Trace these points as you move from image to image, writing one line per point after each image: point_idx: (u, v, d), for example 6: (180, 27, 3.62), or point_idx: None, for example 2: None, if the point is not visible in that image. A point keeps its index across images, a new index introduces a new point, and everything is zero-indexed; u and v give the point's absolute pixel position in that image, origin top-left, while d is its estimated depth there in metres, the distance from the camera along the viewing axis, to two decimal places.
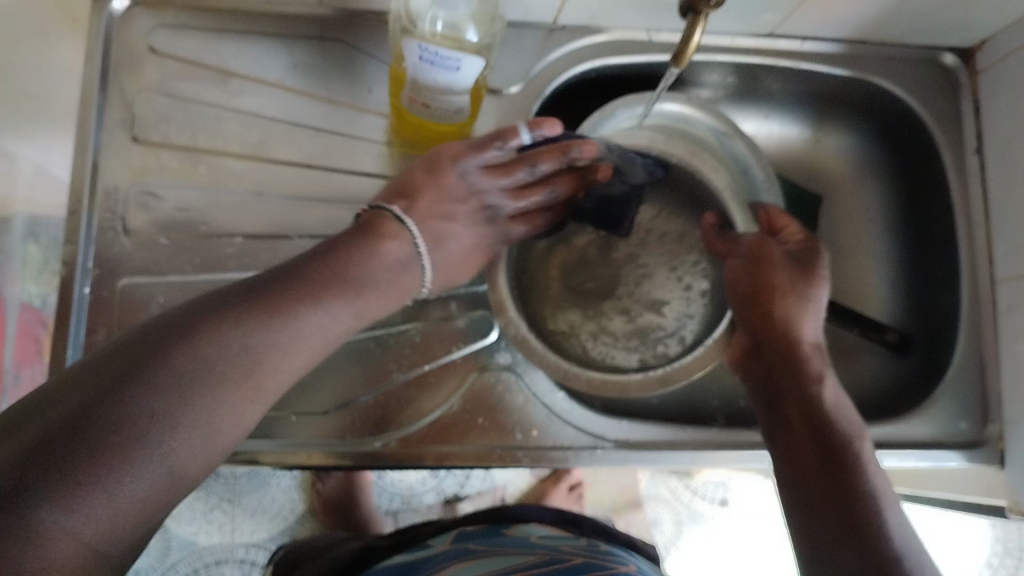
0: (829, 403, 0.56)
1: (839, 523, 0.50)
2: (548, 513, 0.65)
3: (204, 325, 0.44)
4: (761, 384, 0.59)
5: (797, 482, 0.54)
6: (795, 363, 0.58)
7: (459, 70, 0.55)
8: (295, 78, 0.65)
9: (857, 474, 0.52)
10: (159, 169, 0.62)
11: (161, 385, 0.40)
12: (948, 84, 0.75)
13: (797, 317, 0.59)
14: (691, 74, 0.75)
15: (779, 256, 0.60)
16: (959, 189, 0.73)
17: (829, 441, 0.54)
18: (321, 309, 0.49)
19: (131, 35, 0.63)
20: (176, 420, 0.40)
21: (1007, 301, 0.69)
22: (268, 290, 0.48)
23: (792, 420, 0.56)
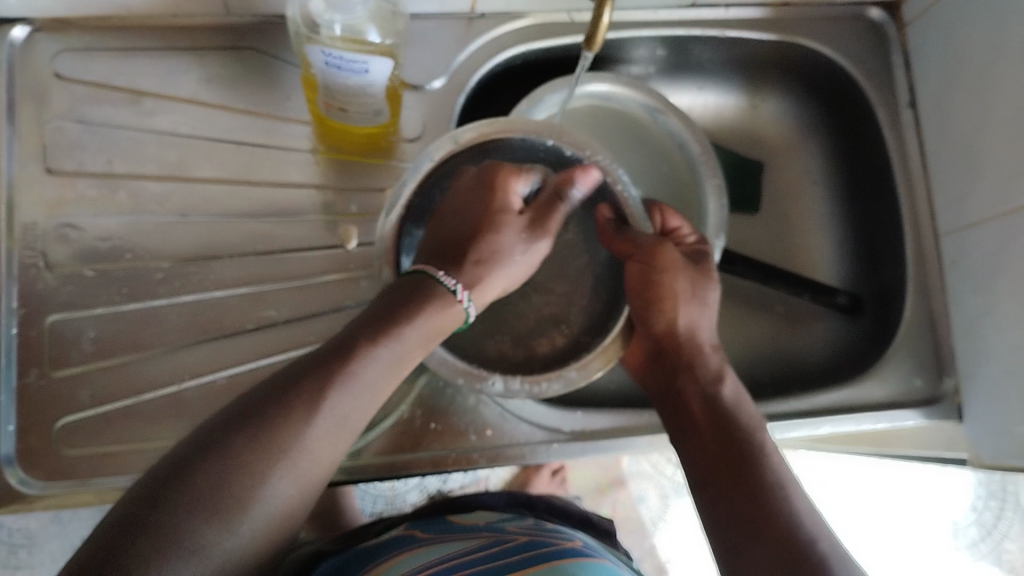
0: (728, 399, 0.56)
1: (746, 511, 0.48)
2: (500, 498, 0.68)
3: (263, 418, 0.44)
4: (665, 386, 0.59)
5: (705, 481, 0.52)
6: (694, 364, 0.58)
7: (368, 71, 0.54)
8: (213, 93, 0.63)
9: (757, 455, 0.51)
10: (78, 200, 0.60)
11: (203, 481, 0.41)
12: (877, 39, 0.74)
13: (697, 322, 0.59)
14: (620, 52, 0.74)
15: (678, 261, 0.59)
16: (896, 145, 0.73)
17: (730, 431, 0.53)
18: (391, 347, 0.49)
19: (35, 62, 0.61)
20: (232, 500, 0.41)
21: (950, 254, 0.69)
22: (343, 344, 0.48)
23: (697, 419, 0.55)
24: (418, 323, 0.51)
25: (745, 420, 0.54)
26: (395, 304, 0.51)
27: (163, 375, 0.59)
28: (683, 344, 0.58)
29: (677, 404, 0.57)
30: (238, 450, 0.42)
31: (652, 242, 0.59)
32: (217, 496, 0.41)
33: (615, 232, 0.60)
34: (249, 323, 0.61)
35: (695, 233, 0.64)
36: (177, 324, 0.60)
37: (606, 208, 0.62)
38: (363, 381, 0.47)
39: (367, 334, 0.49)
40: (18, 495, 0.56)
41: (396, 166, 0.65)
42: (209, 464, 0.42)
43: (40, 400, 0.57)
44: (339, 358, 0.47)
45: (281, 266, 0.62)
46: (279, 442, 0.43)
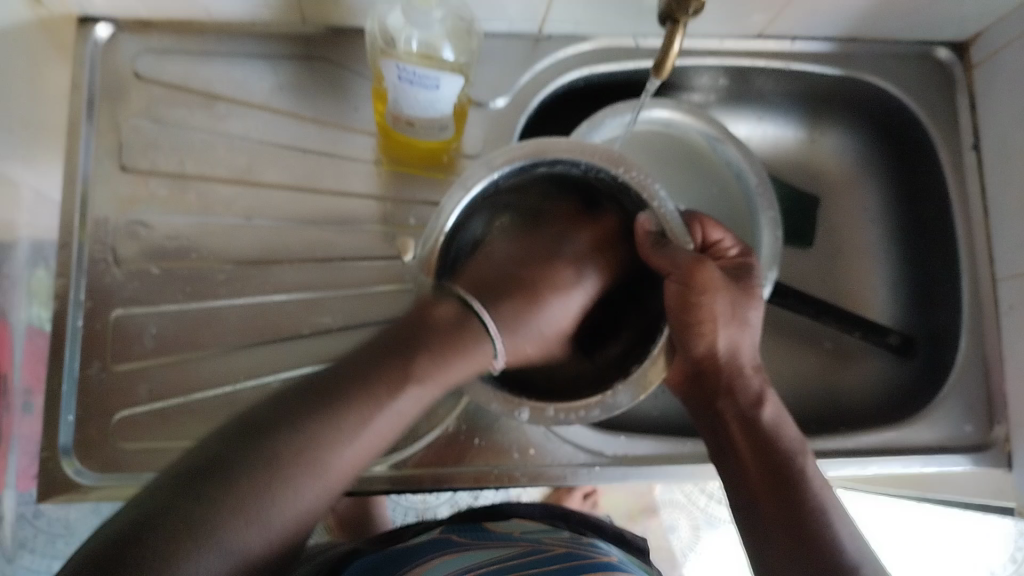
0: (771, 423, 0.55)
1: (789, 539, 0.51)
2: (536, 509, 0.68)
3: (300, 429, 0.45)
4: (704, 406, 0.57)
5: (748, 502, 0.54)
6: (735, 387, 0.56)
7: (439, 88, 0.55)
8: (283, 99, 0.65)
9: (804, 493, 0.52)
10: (149, 198, 0.62)
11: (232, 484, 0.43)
12: (943, 79, 0.74)
13: (738, 342, 0.56)
14: (681, 79, 0.74)
15: (720, 281, 0.55)
16: (957, 187, 0.72)
17: (774, 461, 0.53)
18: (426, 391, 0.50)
19: (116, 63, 0.63)
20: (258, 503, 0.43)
21: (1008, 300, 0.69)
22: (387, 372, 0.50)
23: (737, 441, 0.55)
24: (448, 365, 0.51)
25: (789, 451, 0.54)
26: (424, 361, 0.50)
27: (220, 374, 0.60)
28: (726, 369, 0.56)
29: (716, 425, 0.57)
30: (234, 488, 0.43)
31: (690, 259, 0.56)
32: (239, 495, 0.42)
33: (655, 249, 0.58)
34: (305, 328, 0.62)
35: (739, 246, 0.61)
36: (235, 326, 0.61)
37: (644, 221, 0.59)
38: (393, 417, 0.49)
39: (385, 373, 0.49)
40: (72, 485, 0.57)
41: (457, 181, 0.66)
42: (211, 491, 0.42)
43: (102, 391, 0.59)
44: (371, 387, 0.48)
45: (339, 273, 0.63)
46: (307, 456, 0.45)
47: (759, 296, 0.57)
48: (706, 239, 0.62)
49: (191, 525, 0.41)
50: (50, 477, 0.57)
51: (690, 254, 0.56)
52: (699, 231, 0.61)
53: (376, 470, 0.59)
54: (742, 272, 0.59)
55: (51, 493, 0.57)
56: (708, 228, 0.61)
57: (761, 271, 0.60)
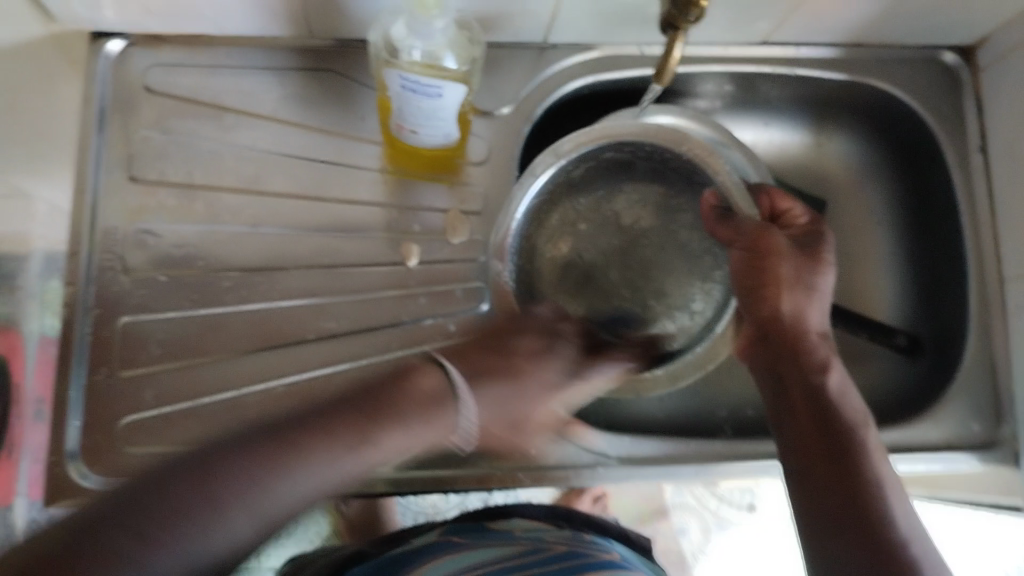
0: (834, 392, 0.56)
1: (843, 512, 0.52)
2: (540, 509, 0.68)
3: (258, 446, 0.42)
4: (767, 369, 0.58)
5: (802, 471, 0.54)
6: (802, 352, 0.57)
7: (442, 96, 0.55)
8: (290, 111, 0.66)
9: (862, 468, 0.53)
10: (158, 207, 0.63)
11: (175, 498, 0.39)
12: (949, 82, 0.73)
13: (804, 308, 0.57)
14: (686, 86, 0.75)
15: (785, 247, 0.58)
16: (965, 188, 0.72)
17: (836, 433, 0.54)
18: (410, 432, 0.45)
19: (127, 75, 0.64)
20: (207, 522, 0.39)
21: (1016, 301, 0.68)
22: (371, 405, 0.46)
23: (797, 408, 0.56)
24: (425, 429, 0.46)
25: (850, 422, 0.54)
26: (406, 407, 0.46)
27: (225, 380, 0.61)
28: (789, 332, 0.57)
29: (778, 391, 0.57)
30: (174, 501, 0.39)
31: (754, 228, 0.59)
32: (186, 510, 0.39)
33: (721, 222, 0.61)
34: (309, 333, 0.63)
35: (808, 214, 0.61)
36: (241, 332, 0.62)
37: (711, 196, 0.63)
38: (372, 453, 0.44)
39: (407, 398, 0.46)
40: (78, 488, 0.58)
41: (461, 188, 0.67)
42: (185, 488, 0.40)
43: (110, 397, 0.60)
44: (347, 424, 0.44)
45: (344, 279, 0.64)
46: (255, 479, 0.41)
47: (831, 263, 0.58)
48: (775, 210, 0.62)
49: (130, 542, 0.37)
50: (58, 481, 0.59)
51: (756, 222, 0.59)
52: (767, 203, 0.62)
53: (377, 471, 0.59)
54: (814, 241, 0.60)
55: (61, 496, 0.58)
56: (777, 200, 0.62)
57: (832, 239, 0.60)
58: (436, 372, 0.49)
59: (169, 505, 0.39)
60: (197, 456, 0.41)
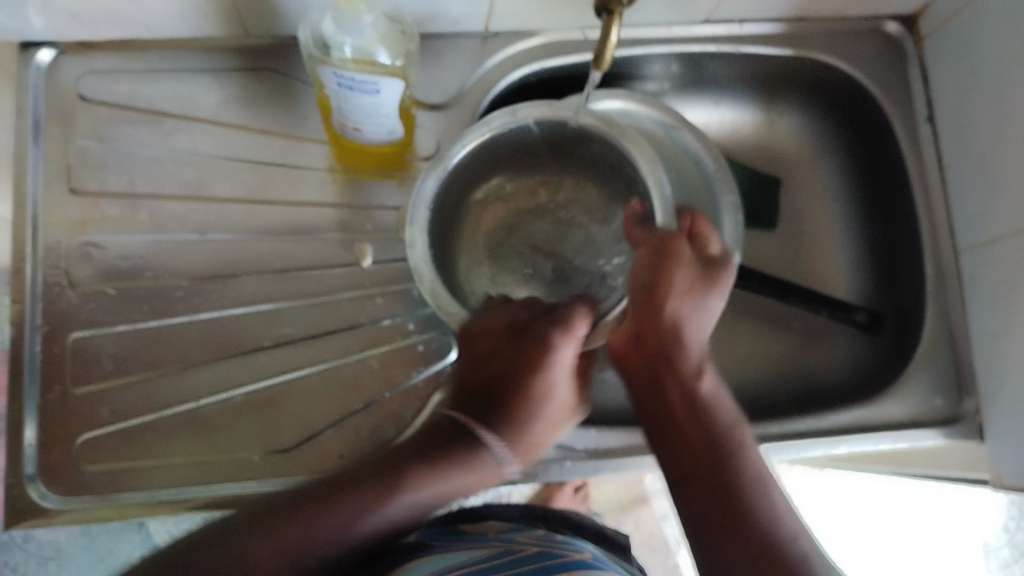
0: (708, 397, 0.54)
1: (725, 516, 0.49)
2: (515, 509, 0.68)
3: (250, 528, 0.49)
4: (631, 373, 0.56)
5: (682, 476, 0.52)
6: (674, 357, 0.55)
7: (379, 93, 0.55)
8: (232, 112, 0.64)
9: (740, 469, 0.51)
10: (101, 220, 0.62)
11: (208, 561, 0.47)
12: (894, 53, 0.74)
13: (687, 318, 0.56)
14: (634, 69, 0.74)
15: (682, 258, 0.57)
16: (914, 158, 0.72)
17: (713, 435, 0.52)
18: (399, 501, 0.53)
19: (60, 84, 0.62)
20: (243, 555, 0.48)
21: (970, 270, 0.69)
22: (310, 495, 0.51)
23: (676, 412, 0.53)
24: (444, 478, 0.55)
25: (724, 426, 0.53)
26: (406, 458, 0.54)
27: (182, 392, 0.60)
28: (673, 337, 0.55)
29: (653, 398, 0.55)
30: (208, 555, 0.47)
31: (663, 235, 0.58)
32: (212, 567, 0.47)
33: (637, 225, 0.60)
34: (266, 340, 0.61)
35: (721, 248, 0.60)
36: (195, 341, 0.61)
37: (638, 203, 0.61)
38: (354, 526, 0.52)
39: (347, 500, 0.52)
40: (39, 509, 0.57)
41: (411, 182, 0.66)
42: (196, 558, 0.47)
43: (63, 415, 0.58)
44: (300, 512, 0.50)
45: (298, 283, 0.63)
46: (275, 529, 0.49)
47: (726, 288, 0.57)
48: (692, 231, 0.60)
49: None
50: (18, 503, 0.57)
51: (666, 228, 0.58)
52: (689, 223, 0.60)
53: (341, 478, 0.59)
54: (711, 264, 0.59)
55: (19, 519, 0.57)
56: (696, 224, 0.60)
57: (737, 270, 0.59)
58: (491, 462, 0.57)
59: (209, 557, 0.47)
60: (212, 539, 0.49)
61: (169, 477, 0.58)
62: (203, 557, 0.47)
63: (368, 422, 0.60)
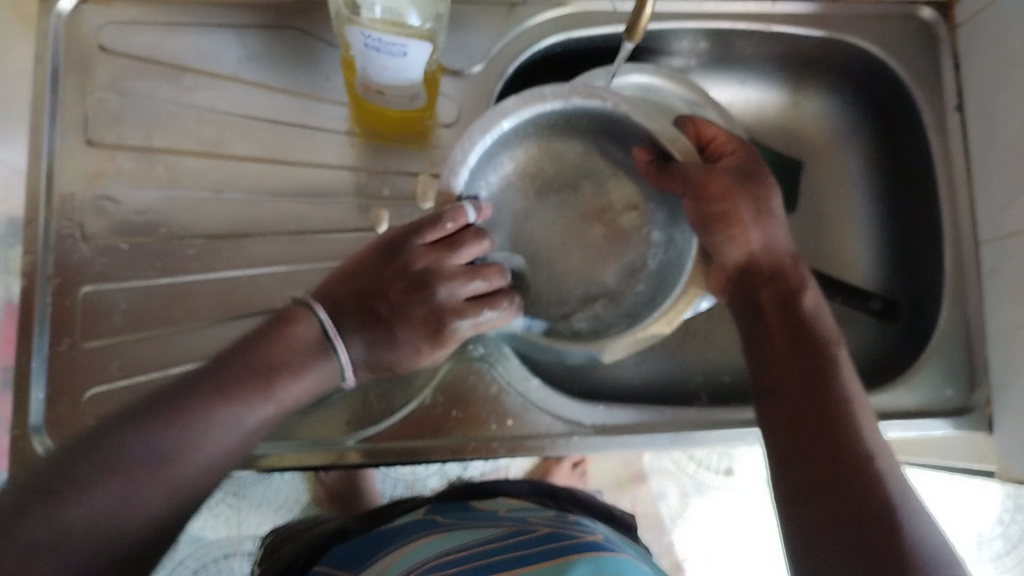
0: (811, 309, 0.56)
1: (813, 431, 0.50)
2: (523, 486, 0.69)
3: (124, 425, 0.44)
4: (741, 290, 0.58)
5: (769, 392, 0.53)
6: (775, 272, 0.58)
7: (406, 55, 0.54)
8: (252, 70, 0.63)
9: (833, 380, 0.52)
10: (116, 173, 0.61)
11: (75, 473, 0.42)
12: (927, 39, 0.72)
13: (768, 236, 0.59)
14: (661, 44, 0.73)
15: (735, 183, 0.59)
16: (941, 148, 0.71)
17: (808, 349, 0.53)
18: (228, 413, 0.47)
19: (80, 34, 0.62)
20: (100, 481, 0.42)
21: (990, 263, 0.68)
22: (176, 395, 0.46)
23: (772, 332, 0.55)
24: (276, 379, 0.50)
25: (822, 338, 0.54)
26: (286, 353, 0.50)
27: (193, 350, 0.59)
28: (763, 262, 0.58)
29: (754, 315, 0.57)
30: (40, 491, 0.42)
31: (702, 173, 0.59)
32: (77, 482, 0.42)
33: (660, 173, 0.60)
34: (278, 302, 0.61)
35: (733, 140, 0.62)
36: (208, 300, 0.60)
37: (641, 151, 0.62)
38: (243, 415, 0.48)
39: (205, 394, 0.47)
40: (41, 460, 0.57)
41: (431, 151, 0.65)
42: (63, 492, 0.42)
43: (73, 367, 0.58)
44: (161, 418, 0.45)
45: (311, 247, 0.62)
46: (82, 489, 0.42)
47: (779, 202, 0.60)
48: (701, 139, 0.63)
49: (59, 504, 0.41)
50: (22, 455, 0.57)
51: (702, 167, 0.59)
52: (693, 132, 0.63)
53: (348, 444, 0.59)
54: (754, 171, 0.61)
55: (25, 468, 0.57)
56: (700, 128, 0.63)
57: (774, 176, 0.62)
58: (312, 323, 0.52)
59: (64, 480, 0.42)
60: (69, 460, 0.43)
61: None
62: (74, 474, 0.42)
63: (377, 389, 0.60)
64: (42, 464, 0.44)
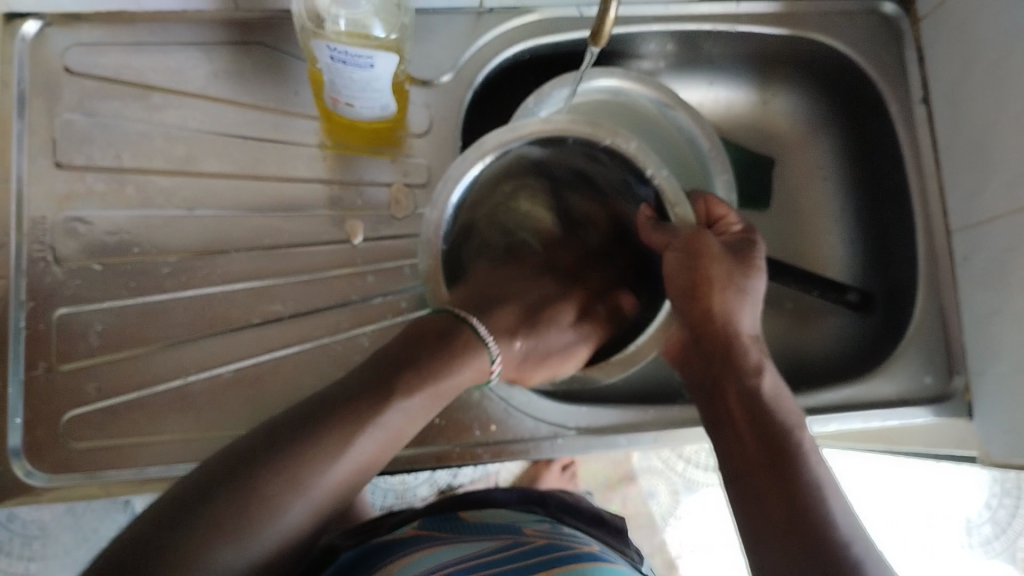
0: (767, 394, 0.54)
1: (783, 512, 0.48)
2: (511, 495, 0.69)
3: (253, 459, 0.48)
4: (699, 376, 0.58)
5: (739, 474, 0.52)
6: (733, 356, 0.56)
7: (374, 66, 0.53)
8: (220, 86, 0.63)
9: (797, 468, 0.50)
10: (87, 193, 0.61)
11: (227, 496, 0.47)
12: (891, 34, 0.73)
13: (737, 310, 0.57)
14: (630, 47, 0.73)
15: (715, 248, 0.58)
16: (909, 141, 0.72)
17: (768, 433, 0.52)
18: (382, 423, 0.52)
19: (46, 56, 0.61)
20: (267, 489, 0.47)
21: (961, 251, 0.68)
22: (297, 434, 0.49)
23: (733, 413, 0.54)
24: (446, 379, 0.55)
25: (785, 424, 0.52)
26: (421, 359, 0.54)
27: (172, 369, 0.59)
28: (722, 337, 0.57)
29: (714, 399, 0.56)
30: (212, 507, 0.46)
31: (688, 232, 0.59)
32: (231, 517, 0.46)
33: (655, 229, 0.60)
34: (255, 317, 0.61)
35: (742, 223, 0.62)
36: (185, 318, 0.60)
37: (647, 209, 0.62)
38: (355, 452, 0.51)
39: (329, 428, 0.50)
40: (25, 486, 0.57)
41: (403, 160, 0.65)
42: (206, 505, 0.46)
43: (50, 392, 0.58)
44: (273, 443, 0.49)
45: (288, 260, 0.62)
46: (260, 502, 0.47)
47: (763, 269, 0.58)
48: (711, 217, 0.63)
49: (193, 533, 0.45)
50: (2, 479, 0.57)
51: (691, 227, 0.59)
52: (703, 207, 0.62)
53: None
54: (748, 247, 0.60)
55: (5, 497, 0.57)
56: (712, 206, 0.63)
57: (764, 245, 0.61)
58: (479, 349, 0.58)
59: (207, 517, 0.46)
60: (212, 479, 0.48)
61: (157, 453, 0.58)
62: (210, 502, 0.46)
63: None
64: (178, 488, 0.48)
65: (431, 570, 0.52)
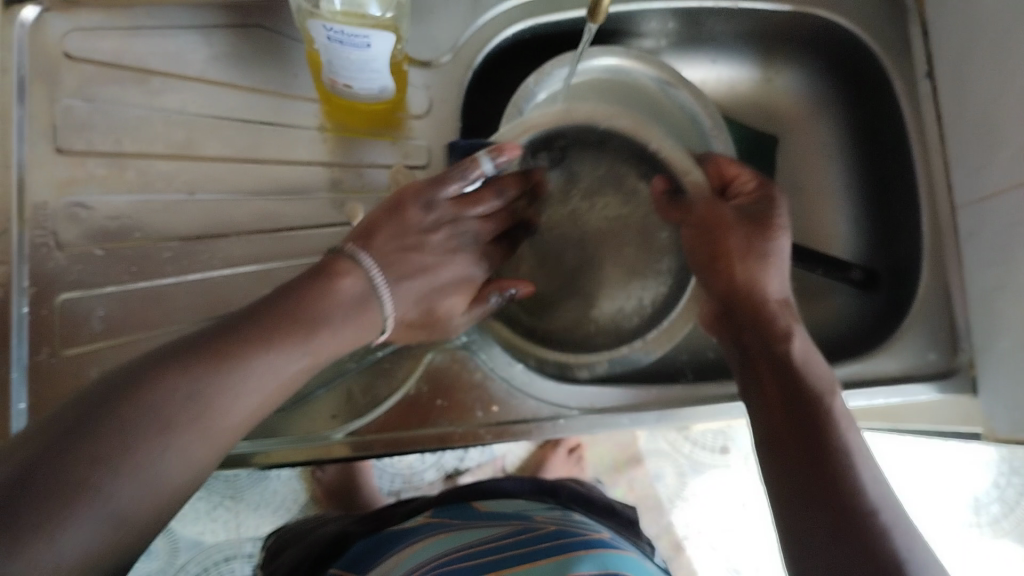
0: (798, 358, 0.53)
1: (810, 477, 0.47)
2: (525, 484, 0.70)
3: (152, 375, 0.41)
4: (734, 344, 0.57)
5: (771, 440, 0.51)
6: (761, 322, 0.55)
7: (370, 46, 0.53)
8: (219, 70, 0.63)
9: (828, 431, 0.49)
10: (88, 178, 0.61)
11: (115, 425, 0.39)
12: (895, 8, 0.72)
13: (761, 276, 0.56)
14: (631, 26, 0.73)
15: (731, 217, 0.58)
16: (913, 116, 0.71)
17: (800, 400, 0.51)
18: (302, 352, 0.47)
19: (46, 42, 0.61)
20: (161, 423, 0.40)
21: (967, 227, 0.67)
22: (216, 339, 0.44)
23: (764, 379, 0.53)
24: (359, 322, 0.51)
25: (815, 390, 0.51)
26: (331, 311, 0.49)
27: None
28: (750, 303, 0.56)
29: (748, 366, 0.55)
30: (100, 434, 0.38)
31: (705, 205, 0.60)
32: (126, 447, 0.39)
33: (672, 206, 0.62)
34: (256, 301, 0.61)
35: (757, 178, 0.61)
36: (188, 302, 0.60)
37: (660, 181, 0.62)
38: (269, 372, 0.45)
39: (250, 338, 0.45)
40: None
41: (404, 143, 0.65)
42: (89, 435, 0.38)
43: (52, 378, 0.58)
44: (192, 355, 0.43)
45: (289, 243, 0.62)
46: (153, 442, 0.40)
47: (783, 230, 0.57)
48: (724, 179, 0.62)
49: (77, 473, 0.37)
50: None
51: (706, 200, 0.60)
52: (714, 168, 0.62)
53: (336, 438, 0.59)
54: (765, 209, 0.59)
55: None
56: (723, 167, 0.62)
57: (784, 203, 0.60)
58: (355, 270, 0.52)
59: (89, 448, 0.38)
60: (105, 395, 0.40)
61: None
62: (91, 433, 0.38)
63: (361, 382, 0.61)
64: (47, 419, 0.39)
65: (421, 563, 0.52)
